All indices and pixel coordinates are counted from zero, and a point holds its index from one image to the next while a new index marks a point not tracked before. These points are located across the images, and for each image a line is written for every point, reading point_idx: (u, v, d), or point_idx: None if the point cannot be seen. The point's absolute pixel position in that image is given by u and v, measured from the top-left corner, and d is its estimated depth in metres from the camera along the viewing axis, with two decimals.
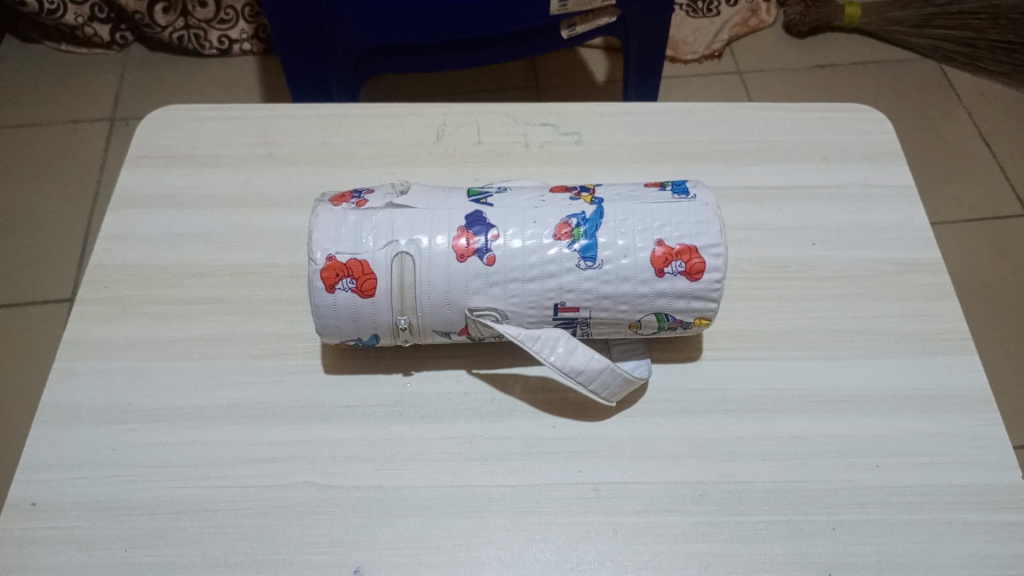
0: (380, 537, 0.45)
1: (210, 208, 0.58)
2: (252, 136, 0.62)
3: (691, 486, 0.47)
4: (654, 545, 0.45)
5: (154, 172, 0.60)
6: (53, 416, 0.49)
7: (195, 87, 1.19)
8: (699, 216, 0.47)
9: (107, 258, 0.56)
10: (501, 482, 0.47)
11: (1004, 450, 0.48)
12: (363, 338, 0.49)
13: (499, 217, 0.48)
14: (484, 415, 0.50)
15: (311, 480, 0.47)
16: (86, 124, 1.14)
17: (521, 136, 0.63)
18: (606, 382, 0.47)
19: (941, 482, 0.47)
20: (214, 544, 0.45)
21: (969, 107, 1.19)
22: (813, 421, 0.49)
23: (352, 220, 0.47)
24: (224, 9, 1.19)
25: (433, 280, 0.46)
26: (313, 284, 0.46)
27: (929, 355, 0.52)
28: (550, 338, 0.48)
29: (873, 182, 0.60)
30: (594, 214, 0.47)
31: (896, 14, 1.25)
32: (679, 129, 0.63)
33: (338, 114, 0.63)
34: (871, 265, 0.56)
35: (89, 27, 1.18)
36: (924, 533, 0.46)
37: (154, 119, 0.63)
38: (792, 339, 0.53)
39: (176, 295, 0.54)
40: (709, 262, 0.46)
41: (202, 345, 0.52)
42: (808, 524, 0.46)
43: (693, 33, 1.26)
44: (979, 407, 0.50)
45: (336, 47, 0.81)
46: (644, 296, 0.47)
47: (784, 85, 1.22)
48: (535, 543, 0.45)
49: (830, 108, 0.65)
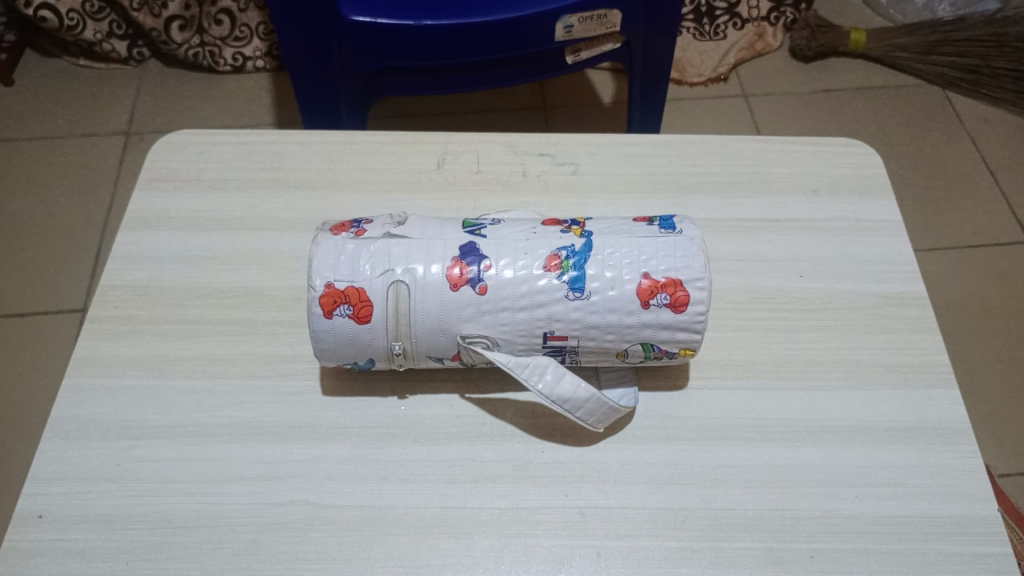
0: (371, 555, 0.47)
1: (217, 231, 0.60)
2: (260, 160, 0.65)
3: (674, 512, 0.48)
4: (637, 569, 0.46)
5: (165, 195, 0.63)
6: (61, 431, 0.51)
7: (208, 103, 1.22)
8: (683, 250, 0.49)
9: (118, 278, 0.58)
10: (489, 504, 0.49)
11: (981, 482, 0.49)
12: (359, 362, 0.51)
13: (491, 248, 0.49)
14: (475, 439, 0.51)
15: (307, 498, 0.49)
16: (101, 137, 1.17)
17: (520, 164, 0.65)
18: (592, 409, 0.49)
19: (918, 513, 0.48)
20: (210, 558, 0.47)
21: (974, 134, 1.20)
22: (795, 450, 0.51)
23: (351, 249, 0.49)
24: (239, 27, 1.23)
25: (427, 306, 0.48)
26: (312, 310, 0.48)
27: (910, 388, 0.53)
28: (539, 365, 0.49)
29: (862, 217, 0.62)
30: (583, 247, 0.49)
31: (901, 41, 1.26)
32: (672, 161, 0.65)
33: (344, 141, 0.66)
34: (858, 297, 0.57)
35: (107, 43, 1.21)
36: (900, 562, 0.47)
37: (168, 143, 0.66)
38: (777, 369, 0.54)
39: (182, 315, 0.56)
40: (693, 295, 0.48)
41: (206, 364, 0.54)
42: (787, 552, 0.47)
43: (698, 56, 1.28)
44: (958, 440, 0.51)
45: (346, 68, 0.84)
46: (630, 326, 0.48)
47: (786, 109, 1.23)
48: (520, 564, 0.47)
49: (822, 141, 0.67)
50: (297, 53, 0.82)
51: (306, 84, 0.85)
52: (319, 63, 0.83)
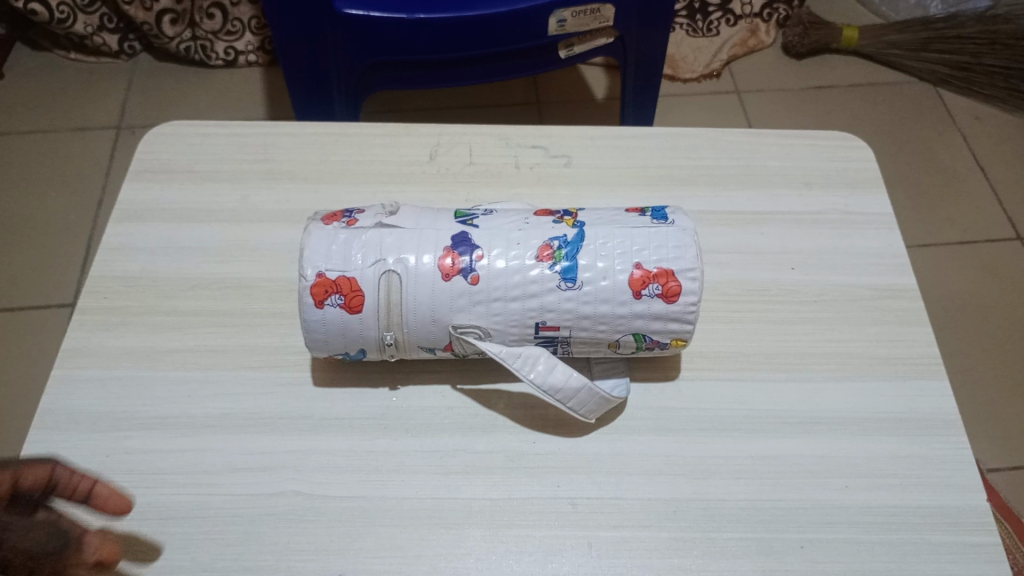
0: (363, 546, 0.47)
1: (208, 223, 0.60)
2: (252, 152, 0.64)
3: (666, 502, 0.48)
4: (628, 559, 0.46)
5: (156, 186, 0.62)
6: (51, 422, 0.51)
7: (200, 97, 1.22)
8: (676, 241, 0.49)
9: (107, 270, 0.58)
10: (482, 495, 0.49)
11: (972, 473, 0.49)
12: (351, 352, 0.50)
13: (483, 239, 0.49)
14: (467, 430, 0.51)
15: (299, 489, 0.49)
16: (92, 131, 1.16)
17: (513, 157, 0.64)
18: (584, 400, 0.49)
19: (908, 503, 0.49)
20: (201, 549, 0.46)
21: (965, 131, 1.21)
22: (786, 442, 0.51)
23: (343, 239, 0.49)
24: (231, 21, 1.21)
25: (419, 297, 0.48)
26: (304, 299, 0.48)
27: (901, 380, 0.54)
28: (531, 356, 0.49)
29: (853, 210, 0.62)
30: (575, 237, 0.49)
31: (892, 38, 1.26)
32: (665, 153, 0.65)
33: (336, 133, 0.66)
34: (849, 290, 0.58)
35: (98, 37, 1.20)
36: (890, 553, 0.47)
37: (159, 135, 0.65)
38: (769, 361, 0.54)
39: (172, 307, 0.56)
40: (685, 285, 0.48)
41: (197, 355, 0.54)
42: (778, 542, 0.47)
43: (692, 52, 1.28)
44: (948, 432, 0.51)
45: (338, 62, 0.83)
46: (622, 317, 0.48)
47: (779, 105, 1.24)
48: (512, 555, 0.46)
49: (815, 134, 0.67)
50: (289, 47, 0.82)
51: (298, 79, 0.85)
52: (310, 57, 0.83)
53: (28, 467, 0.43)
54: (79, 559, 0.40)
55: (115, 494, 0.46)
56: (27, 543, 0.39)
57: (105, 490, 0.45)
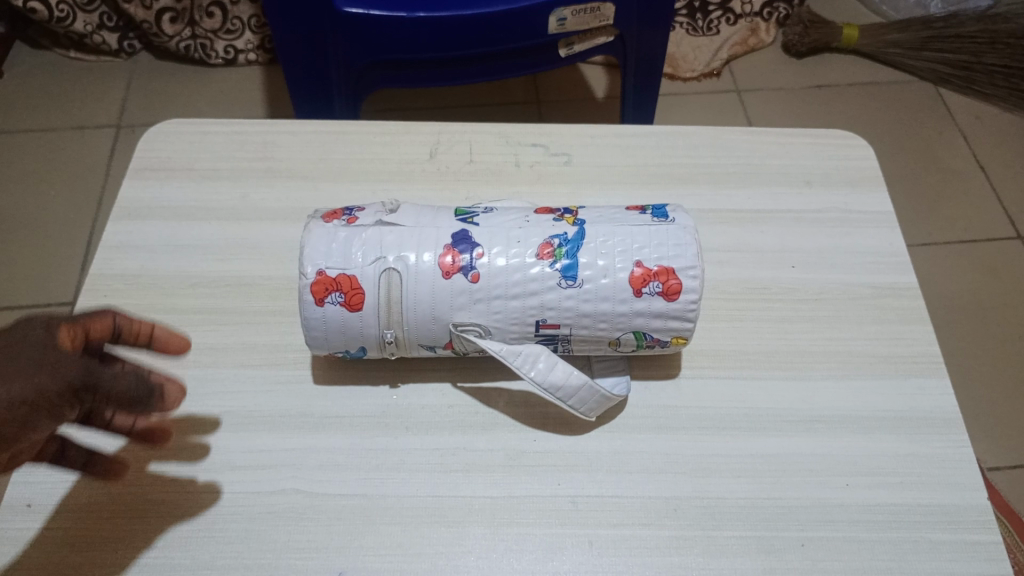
0: (363, 544, 0.47)
1: (208, 221, 0.60)
2: (252, 150, 0.64)
3: (666, 501, 0.48)
4: (628, 558, 0.46)
5: (156, 184, 0.62)
6: None
7: (199, 96, 1.22)
8: (677, 239, 0.49)
9: (107, 268, 0.58)
10: (482, 493, 0.49)
11: (972, 472, 0.49)
12: (351, 350, 0.50)
13: (483, 237, 0.49)
14: (467, 428, 0.51)
15: (299, 487, 0.49)
16: (92, 129, 1.16)
17: (513, 156, 0.64)
18: (584, 398, 0.49)
19: (908, 501, 0.49)
20: (201, 548, 0.46)
21: (965, 130, 1.21)
22: (787, 440, 0.51)
23: (343, 237, 0.49)
24: (231, 19, 1.21)
25: (419, 295, 0.48)
26: (304, 297, 0.48)
27: (902, 378, 0.54)
28: (531, 354, 0.49)
29: (854, 209, 0.62)
30: (575, 235, 0.49)
31: (892, 37, 1.26)
32: (666, 151, 0.65)
33: (336, 131, 0.65)
34: (850, 289, 0.58)
35: (98, 35, 1.20)
36: (890, 551, 0.47)
37: (159, 133, 0.65)
38: (769, 359, 0.54)
39: (172, 305, 0.56)
40: (685, 283, 0.48)
41: (197, 354, 0.54)
42: (779, 540, 0.47)
43: (692, 51, 1.28)
44: (948, 430, 0.51)
45: (338, 61, 0.83)
46: (622, 315, 0.48)
47: (779, 105, 1.24)
48: (512, 553, 0.46)
49: (815, 133, 0.67)
50: (289, 46, 0.82)
51: (298, 77, 0.85)
52: (310, 56, 0.83)
53: (91, 319, 0.43)
54: (164, 403, 0.43)
55: (174, 337, 0.47)
56: (122, 388, 0.41)
57: (165, 334, 0.46)
